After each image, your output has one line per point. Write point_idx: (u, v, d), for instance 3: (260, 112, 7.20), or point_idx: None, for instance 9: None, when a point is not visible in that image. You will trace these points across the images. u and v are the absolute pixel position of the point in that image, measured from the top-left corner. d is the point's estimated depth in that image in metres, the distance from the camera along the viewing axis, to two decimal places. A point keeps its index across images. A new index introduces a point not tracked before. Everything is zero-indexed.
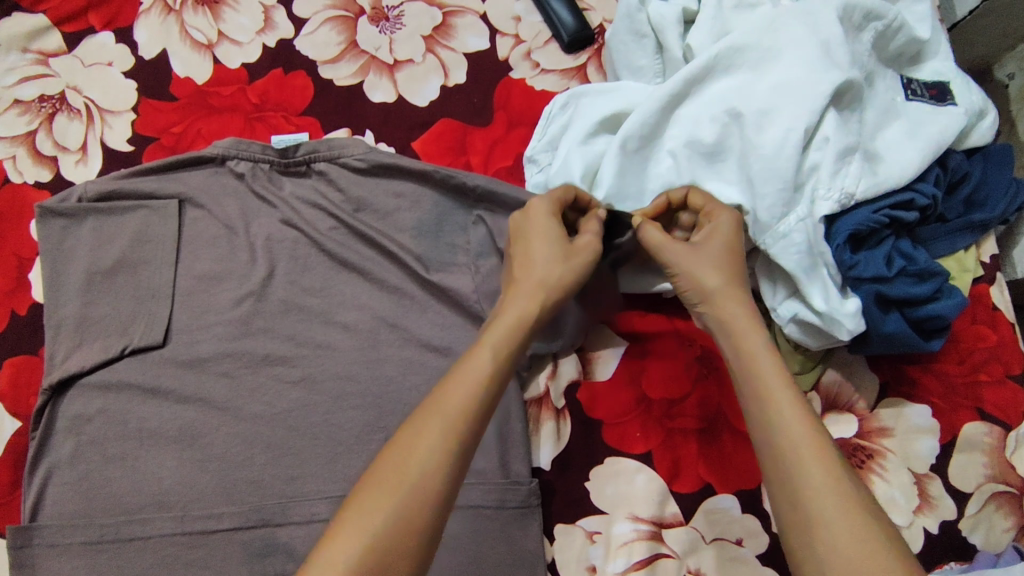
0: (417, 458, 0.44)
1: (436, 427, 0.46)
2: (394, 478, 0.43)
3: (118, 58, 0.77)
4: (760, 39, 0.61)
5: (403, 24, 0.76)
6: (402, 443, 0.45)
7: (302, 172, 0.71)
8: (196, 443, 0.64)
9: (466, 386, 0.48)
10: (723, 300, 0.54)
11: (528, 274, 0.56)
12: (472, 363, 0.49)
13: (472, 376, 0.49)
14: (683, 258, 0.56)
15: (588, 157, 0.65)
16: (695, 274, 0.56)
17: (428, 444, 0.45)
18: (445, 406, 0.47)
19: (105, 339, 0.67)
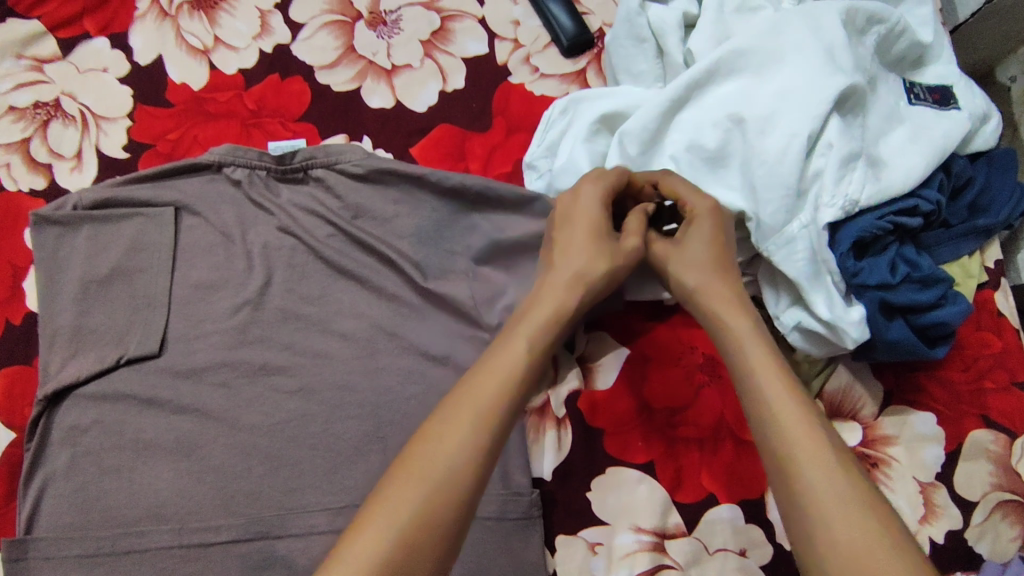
0: (447, 452, 0.43)
1: (468, 422, 0.45)
2: (420, 470, 0.42)
3: (113, 64, 0.76)
4: (763, 43, 0.60)
5: (401, 28, 0.75)
6: (428, 436, 0.44)
7: (299, 179, 0.70)
8: (193, 454, 0.64)
9: (494, 380, 0.47)
10: (714, 298, 0.53)
11: (566, 264, 0.56)
12: (502, 358, 0.49)
13: (499, 372, 0.47)
14: (679, 261, 0.56)
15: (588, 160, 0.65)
16: (685, 276, 0.55)
17: (460, 438, 0.44)
18: (474, 400, 0.46)
19: (100, 348, 0.67)
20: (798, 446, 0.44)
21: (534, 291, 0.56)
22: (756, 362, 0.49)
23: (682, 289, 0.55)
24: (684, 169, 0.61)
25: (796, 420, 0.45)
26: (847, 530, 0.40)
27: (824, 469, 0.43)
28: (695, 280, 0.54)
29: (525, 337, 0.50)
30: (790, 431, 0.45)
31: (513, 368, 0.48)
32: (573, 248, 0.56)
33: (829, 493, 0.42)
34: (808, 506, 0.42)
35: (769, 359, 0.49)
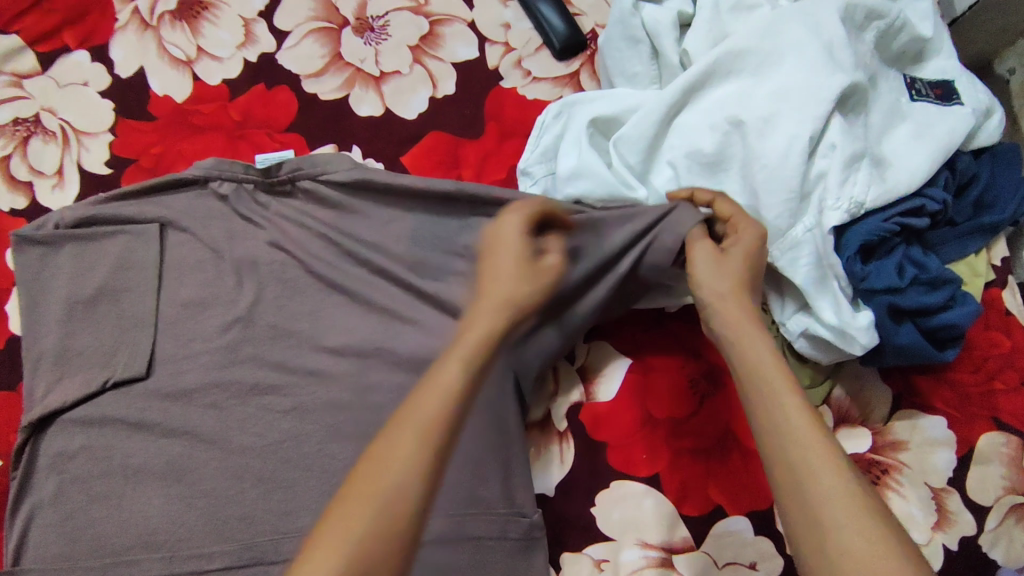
0: (391, 477, 0.39)
1: (413, 445, 0.40)
2: (363, 499, 0.38)
3: (94, 77, 0.74)
4: (760, 42, 0.58)
5: (389, 34, 0.73)
6: (371, 460, 0.40)
7: (287, 191, 0.68)
8: (184, 478, 0.62)
9: (436, 398, 0.42)
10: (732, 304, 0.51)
11: (495, 288, 0.49)
12: (442, 375, 0.44)
13: (442, 389, 0.43)
14: (718, 269, 0.52)
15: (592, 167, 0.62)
16: (719, 285, 0.52)
17: (404, 462, 0.40)
18: (415, 419, 0.41)
19: (86, 371, 0.65)
20: (814, 465, 0.42)
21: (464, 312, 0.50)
22: (772, 378, 0.47)
23: (711, 297, 0.52)
24: (683, 175, 0.59)
25: (812, 438, 0.43)
26: (863, 552, 0.39)
27: (837, 489, 0.41)
28: (735, 294, 0.51)
29: (460, 355, 0.45)
30: (808, 449, 0.43)
31: (451, 384, 0.43)
32: (502, 270, 0.50)
33: (846, 513, 0.40)
34: (824, 527, 0.40)
35: (775, 367, 0.47)
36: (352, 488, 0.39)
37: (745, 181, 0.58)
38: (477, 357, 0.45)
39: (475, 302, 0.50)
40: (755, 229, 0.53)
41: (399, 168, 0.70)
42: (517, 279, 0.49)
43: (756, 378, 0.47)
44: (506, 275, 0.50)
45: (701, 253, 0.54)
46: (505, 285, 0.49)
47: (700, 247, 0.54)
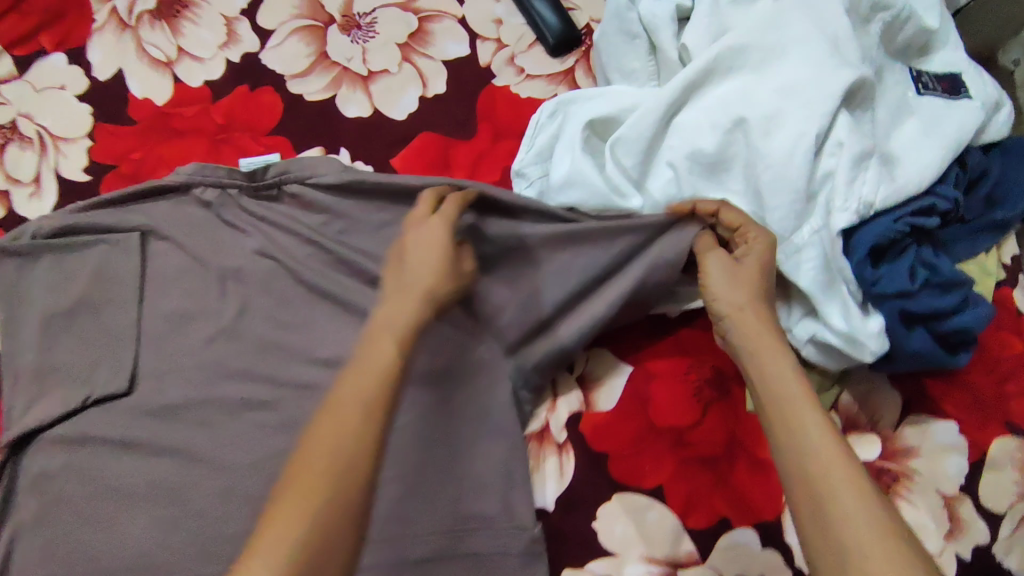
0: (339, 452, 0.41)
1: (356, 419, 0.42)
2: (311, 476, 0.40)
3: (71, 81, 0.71)
4: (762, 36, 0.56)
5: (377, 32, 0.71)
6: (315, 437, 0.41)
7: (273, 196, 0.66)
8: (172, 499, 0.59)
9: (368, 377, 0.44)
10: (753, 317, 0.50)
11: (412, 278, 0.50)
12: (375, 355, 0.45)
13: (375, 368, 0.44)
14: (733, 280, 0.52)
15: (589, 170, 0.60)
16: (735, 296, 0.51)
17: (349, 435, 0.41)
18: (356, 397, 0.43)
19: (67, 388, 0.62)
20: (832, 482, 0.41)
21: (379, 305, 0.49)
22: (790, 396, 0.46)
23: (729, 308, 0.51)
24: (683, 176, 0.57)
25: (830, 455, 0.42)
26: (885, 572, 0.37)
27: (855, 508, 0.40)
28: (751, 305, 0.50)
29: (391, 333, 0.46)
30: (827, 466, 0.42)
31: (385, 362, 0.44)
32: (420, 262, 0.51)
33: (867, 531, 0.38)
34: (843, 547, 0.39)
35: (795, 386, 0.46)
36: (302, 465, 0.40)
37: (748, 182, 0.55)
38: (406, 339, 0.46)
39: (390, 292, 0.50)
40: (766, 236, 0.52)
41: (389, 171, 0.68)
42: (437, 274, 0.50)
43: (774, 396, 0.46)
44: (420, 267, 0.50)
45: (716, 265, 0.53)
46: (420, 279, 0.50)
47: (717, 257, 0.54)
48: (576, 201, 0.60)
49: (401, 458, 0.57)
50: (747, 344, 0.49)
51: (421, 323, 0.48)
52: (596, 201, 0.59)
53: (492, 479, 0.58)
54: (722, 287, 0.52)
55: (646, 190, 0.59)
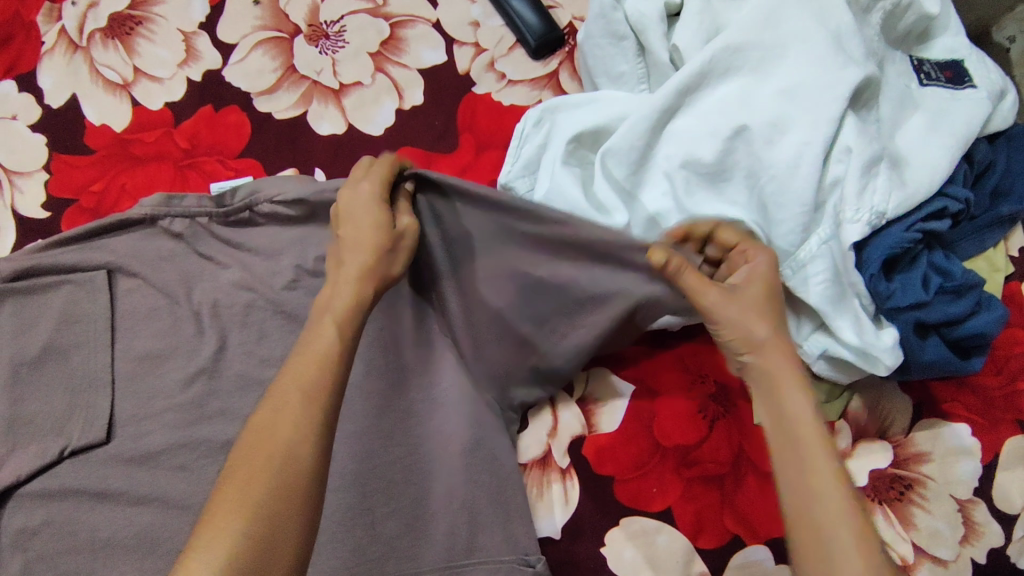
0: (290, 437, 0.41)
1: (306, 403, 0.42)
2: (261, 460, 0.40)
3: (23, 110, 0.67)
4: (761, 34, 0.53)
5: (346, 41, 0.67)
6: (266, 418, 0.41)
7: (244, 219, 0.61)
8: (158, 549, 0.57)
9: (312, 361, 0.44)
10: (771, 354, 0.47)
11: (352, 254, 0.49)
12: (317, 340, 0.45)
13: (318, 351, 0.45)
14: (743, 305, 0.48)
15: (571, 186, 0.57)
16: (750, 329, 0.48)
17: (302, 418, 0.41)
18: (300, 377, 0.43)
19: (40, 440, 0.59)
20: (831, 514, 0.41)
21: (327, 279, 0.50)
22: (804, 428, 0.44)
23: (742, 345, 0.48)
24: (680, 186, 0.54)
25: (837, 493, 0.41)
26: None
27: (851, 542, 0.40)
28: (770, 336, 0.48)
29: (339, 318, 0.47)
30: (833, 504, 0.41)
31: (328, 344, 0.45)
32: (353, 236, 0.50)
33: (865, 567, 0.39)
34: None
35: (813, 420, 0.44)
36: (253, 449, 0.40)
37: (752, 193, 0.53)
38: (352, 321, 0.47)
39: (334, 266, 0.50)
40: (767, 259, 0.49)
41: None
42: (371, 252, 0.49)
43: (791, 419, 0.45)
44: (357, 240, 0.50)
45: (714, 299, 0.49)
46: (358, 254, 0.49)
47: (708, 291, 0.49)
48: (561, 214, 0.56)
49: (398, 496, 0.56)
50: (765, 381, 0.47)
51: (363, 300, 0.48)
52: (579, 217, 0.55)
53: (492, 513, 0.57)
54: (741, 320, 0.48)
55: (638, 200, 0.56)
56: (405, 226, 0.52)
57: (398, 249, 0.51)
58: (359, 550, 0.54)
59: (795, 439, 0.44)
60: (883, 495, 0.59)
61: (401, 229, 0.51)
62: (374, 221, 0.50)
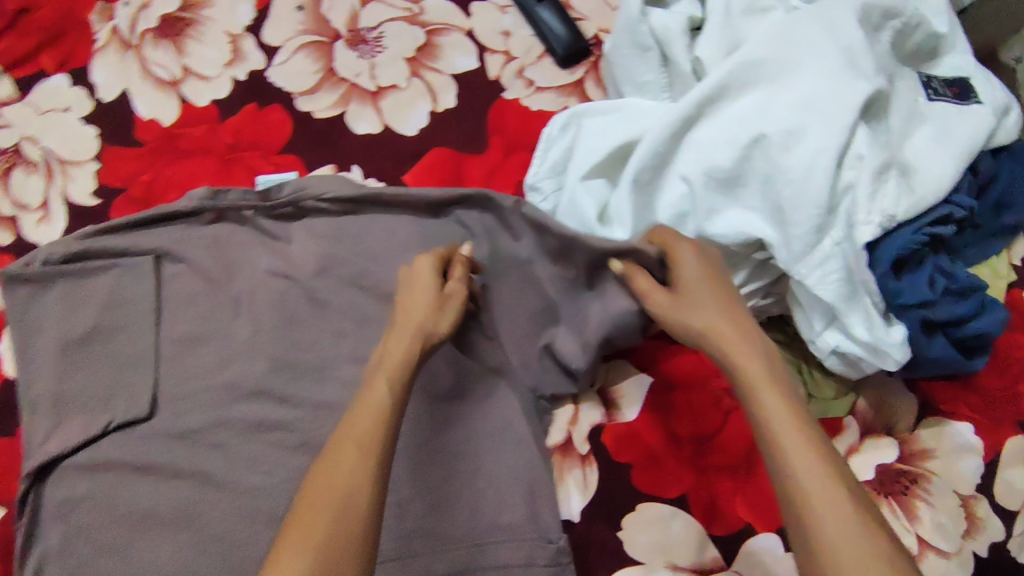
0: (354, 460, 0.44)
1: (363, 457, 0.45)
2: (337, 454, 0.45)
3: (76, 102, 0.70)
4: (776, 51, 0.56)
5: (384, 46, 0.71)
6: (320, 477, 0.44)
7: (290, 214, 0.66)
8: (195, 522, 0.59)
9: (369, 416, 0.47)
10: (721, 338, 0.50)
11: (402, 320, 0.54)
12: (373, 389, 0.49)
13: (373, 407, 0.48)
14: (680, 301, 0.53)
15: (591, 199, 0.60)
16: (693, 321, 0.52)
17: (355, 473, 0.44)
18: (369, 406, 0.48)
19: (84, 417, 0.62)
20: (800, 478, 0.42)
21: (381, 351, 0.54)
22: (781, 437, 0.44)
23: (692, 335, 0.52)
24: (699, 190, 0.56)
25: (809, 470, 0.42)
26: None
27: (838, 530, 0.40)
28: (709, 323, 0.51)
29: (388, 370, 0.50)
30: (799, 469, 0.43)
31: (383, 391, 0.49)
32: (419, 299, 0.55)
33: (860, 551, 0.39)
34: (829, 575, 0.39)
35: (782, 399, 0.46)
36: (309, 503, 0.43)
37: (767, 197, 0.55)
38: (401, 374, 0.50)
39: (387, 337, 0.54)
40: (690, 250, 0.54)
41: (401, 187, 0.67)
42: (423, 312, 0.54)
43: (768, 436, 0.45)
44: (407, 308, 0.54)
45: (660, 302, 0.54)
46: (407, 318, 0.54)
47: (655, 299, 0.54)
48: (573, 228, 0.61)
49: (425, 477, 0.59)
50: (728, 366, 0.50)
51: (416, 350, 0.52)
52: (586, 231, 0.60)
53: (517, 492, 0.60)
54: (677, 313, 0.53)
55: (656, 205, 0.59)
56: (451, 290, 0.56)
57: (447, 308, 0.55)
58: (396, 529, 0.58)
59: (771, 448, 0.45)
60: (889, 488, 0.62)
61: (449, 291, 0.56)
62: (425, 289, 0.55)
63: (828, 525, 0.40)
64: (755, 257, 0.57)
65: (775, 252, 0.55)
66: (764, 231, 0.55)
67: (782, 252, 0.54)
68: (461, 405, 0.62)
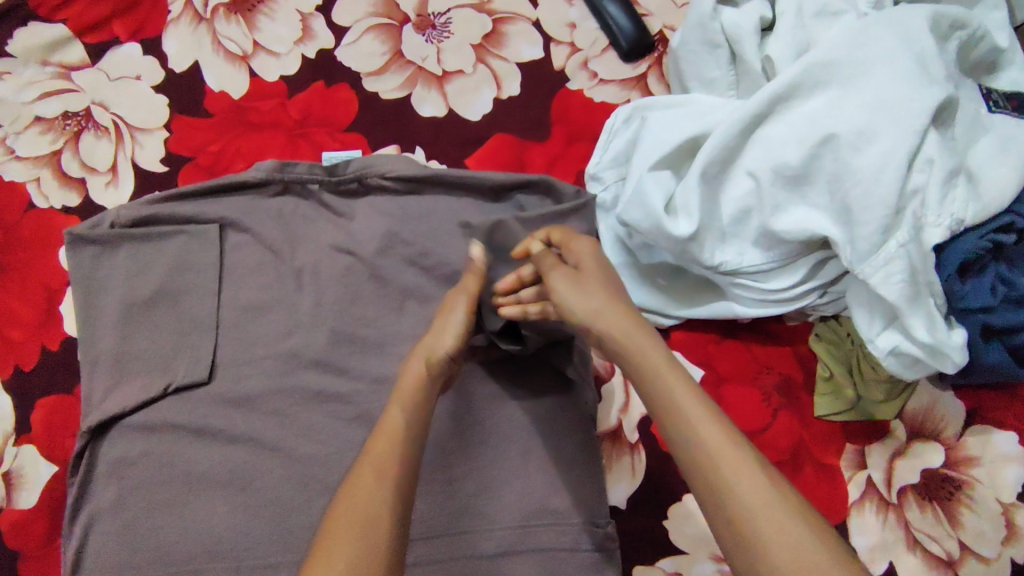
0: (388, 461, 0.48)
1: (379, 487, 0.46)
2: (371, 461, 0.48)
3: (147, 71, 0.72)
4: (848, 53, 0.57)
5: (451, 32, 0.71)
6: (343, 507, 0.45)
7: (354, 190, 0.67)
8: (249, 487, 0.60)
9: (396, 419, 0.51)
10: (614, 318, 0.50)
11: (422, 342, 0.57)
12: (400, 398, 0.52)
13: (398, 413, 0.51)
14: (585, 282, 0.53)
15: (658, 189, 0.60)
16: (596, 303, 0.51)
17: (373, 502, 0.45)
18: (401, 411, 0.51)
19: (148, 376, 0.63)
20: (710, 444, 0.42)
21: None
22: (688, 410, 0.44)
23: (587, 313, 0.51)
24: (765, 186, 0.58)
25: (714, 434, 0.43)
26: (778, 541, 0.38)
27: (758, 498, 0.40)
28: (604, 302, 0.51)
29: (404, 402, 0.52)
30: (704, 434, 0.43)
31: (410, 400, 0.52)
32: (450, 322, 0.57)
33: (771, 513, 0.39)
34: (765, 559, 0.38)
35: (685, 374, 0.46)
36: (332, 535, 0.44)
37: (834, 196, 0.56)
38: (416, 409, 0.52)
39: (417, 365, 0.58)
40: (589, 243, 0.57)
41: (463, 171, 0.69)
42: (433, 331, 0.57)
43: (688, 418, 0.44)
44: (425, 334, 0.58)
45: (560, 282, 0.53)
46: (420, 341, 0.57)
47: (561, 276, 0.54)
48: (637, 220, 0.61)
49: (475, 455, 0.61)
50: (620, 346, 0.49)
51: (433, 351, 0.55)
52: (650, 223, 0.60)
53: (565, 476, 0.60)
54: (590, 297, 0.52)
55: (720, 199, 0.60)
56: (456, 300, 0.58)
57: (450, 315, 0.57)
58: (439, 504, 0.59)
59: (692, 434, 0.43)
60: (933, 492, 0.63)
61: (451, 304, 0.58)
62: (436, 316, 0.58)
63: (735, 485, 0.40)
64: (815, 255, 0.59)
65: (839, 251, 0.56)
66: (828, 230, 0.56)
67: (847, 252, 0.55)
68: (503, 385, 0.63)
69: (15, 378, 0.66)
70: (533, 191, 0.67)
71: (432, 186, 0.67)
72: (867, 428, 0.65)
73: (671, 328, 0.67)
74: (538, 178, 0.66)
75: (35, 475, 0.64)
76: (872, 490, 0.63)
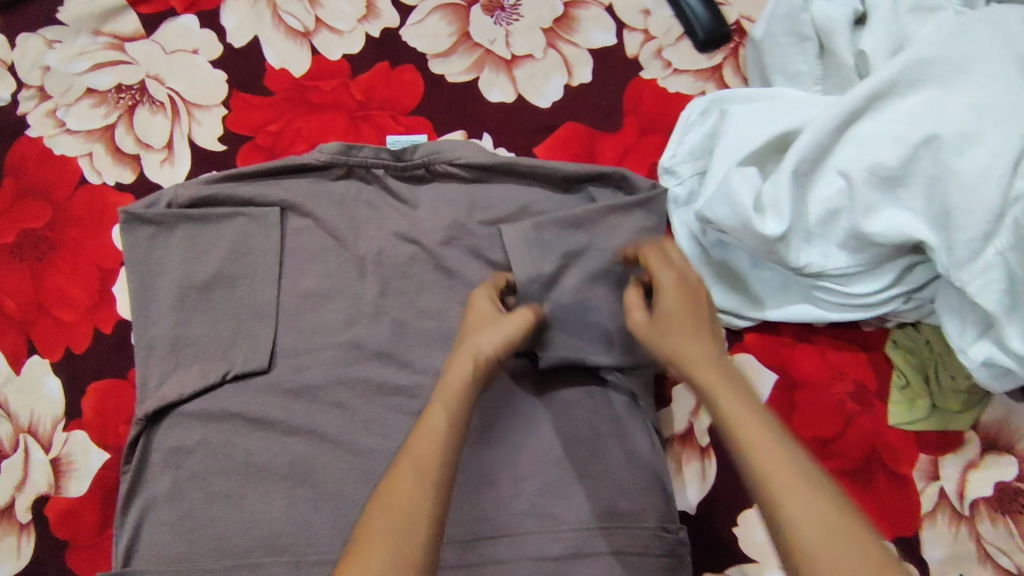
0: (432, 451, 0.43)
1: (418, 482, 0.42)
2: (413, 451, 0.44)
3: (204, 45, 0.69)
4: (950, 49, 0.54)
5: (521, 14, 0.69)
6: (384, 505, 0.41)
7: (420, 176, 0.64)
8: (309, 479, 0.58)
9: (442, 405, 0.47)
10: (682, 347, 0.47)
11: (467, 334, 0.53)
12: (453, 379, 0.49)
13: (449, 396, 0.47)
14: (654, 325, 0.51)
15: (746, 186, 0.58)
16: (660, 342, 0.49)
17: (413, 506, 0.40)
18: (447, 398, 0.47)
19: (203, 363, 0.60)
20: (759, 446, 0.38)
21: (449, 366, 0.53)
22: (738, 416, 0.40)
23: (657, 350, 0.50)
24: (858, 186, 0.56)
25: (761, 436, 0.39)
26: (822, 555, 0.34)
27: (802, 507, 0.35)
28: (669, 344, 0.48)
29: (449, 393, 0.48)
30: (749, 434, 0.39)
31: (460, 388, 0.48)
32: (474, 317, 0.55)
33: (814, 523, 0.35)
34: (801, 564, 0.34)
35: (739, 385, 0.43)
36: (369, 535, 0.40)
37: (932, 200, 0.54)
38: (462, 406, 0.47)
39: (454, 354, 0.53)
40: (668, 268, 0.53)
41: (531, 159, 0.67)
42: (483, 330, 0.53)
43: (720, 418, 0.41)
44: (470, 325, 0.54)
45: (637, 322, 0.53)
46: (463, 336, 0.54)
47: (636, 321, 0.53)
48: (721, 215, 0.59)
49: (546, 452, 0.59)
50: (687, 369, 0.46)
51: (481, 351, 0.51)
52: (737, 219, 0.58)
53: (635, 481, 0.58)
54: (646, 332, 0.51)
55: (809, 197, 0.58)
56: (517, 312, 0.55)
57: (507, 329, 0.53)
58: (507, 503, 0.57)
59: (735, 453, 0.39)
60: (1006, 507, 0.61)
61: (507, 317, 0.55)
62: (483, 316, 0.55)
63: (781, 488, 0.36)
64: (904, 259, 0.58)
65: (935, 257, 0.54)
66: (923, 234, 0.54)
67: (943, 259, 0.54)
68: (573, 388, 0.61)
69: (67, 362, 0.64)
70: (603, 182, 0.65)
71: (500, 174, 0.64)
72: (939, 439, 0.63)
73: (744, 329, 0.65)
74: (614, 171, 0.64)
75: (86, 463, 0.62)
76: (944, 502, 0.61)
